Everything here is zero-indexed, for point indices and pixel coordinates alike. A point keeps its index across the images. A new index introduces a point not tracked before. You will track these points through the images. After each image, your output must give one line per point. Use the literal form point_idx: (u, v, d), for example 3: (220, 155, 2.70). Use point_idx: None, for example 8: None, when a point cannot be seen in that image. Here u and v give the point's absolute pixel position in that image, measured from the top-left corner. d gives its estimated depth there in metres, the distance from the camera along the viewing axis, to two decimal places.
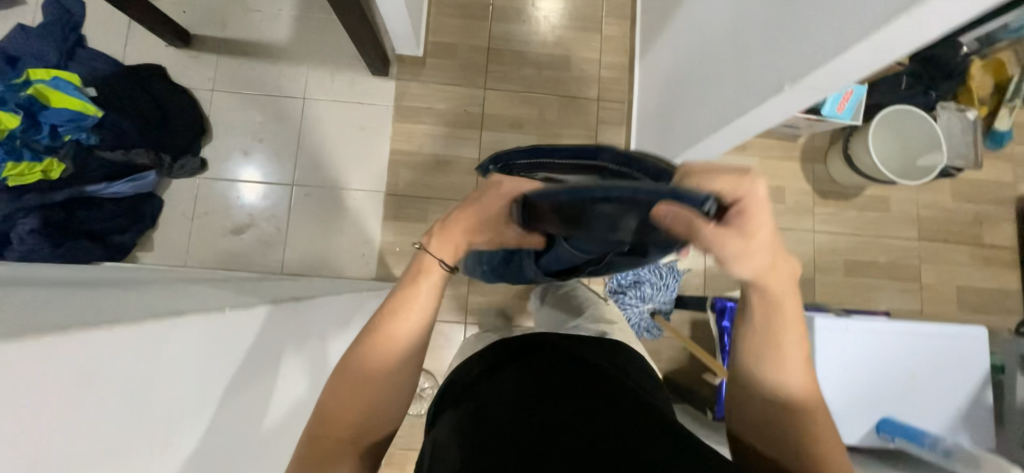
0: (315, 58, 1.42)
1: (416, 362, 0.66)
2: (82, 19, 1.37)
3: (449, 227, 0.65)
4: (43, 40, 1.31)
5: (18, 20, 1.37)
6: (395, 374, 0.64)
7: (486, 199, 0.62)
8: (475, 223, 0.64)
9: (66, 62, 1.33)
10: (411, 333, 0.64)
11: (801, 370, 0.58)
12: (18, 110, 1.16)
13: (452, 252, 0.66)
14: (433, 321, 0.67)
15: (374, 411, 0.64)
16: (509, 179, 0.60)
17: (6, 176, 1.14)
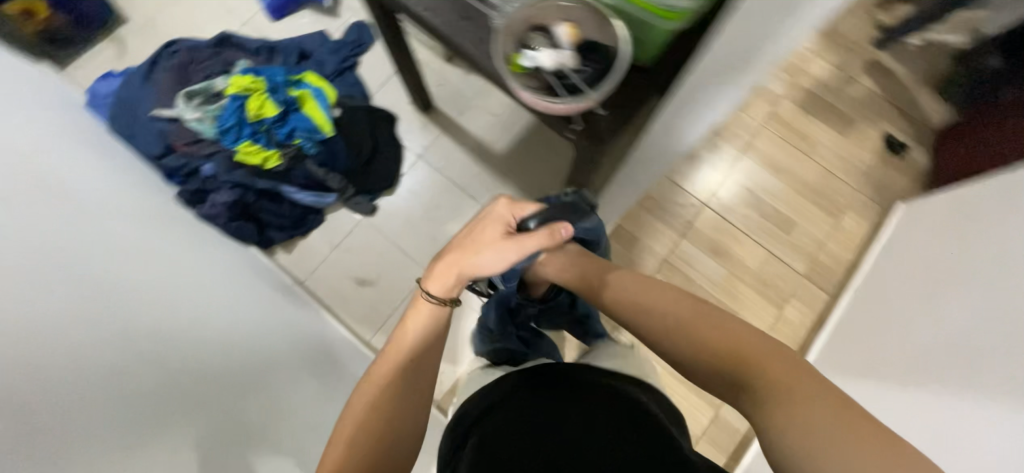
0: (513, 178, 1.49)
1: (423, 370, 0.76)
2: (366, 49, 1.59)
3: (441, 262, 0.81)
4: (331, 54, 1.55)
5: (324, 26, 1.62)
6: (389, 393, 0.72)
7: (481, 227, 0.83)
8: (475, 243, 0.81)
9: (334, 78, 1.53)
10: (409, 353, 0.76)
11: (705, 324, 0.69)
12: (281, 105, 1.35)
13: (448, 275, 0.80)
14: (433, 343, 0.79)
15: (389, 420, 0.71)
16: (500, 208, 0.85)
17: (237, 149, 1.30)
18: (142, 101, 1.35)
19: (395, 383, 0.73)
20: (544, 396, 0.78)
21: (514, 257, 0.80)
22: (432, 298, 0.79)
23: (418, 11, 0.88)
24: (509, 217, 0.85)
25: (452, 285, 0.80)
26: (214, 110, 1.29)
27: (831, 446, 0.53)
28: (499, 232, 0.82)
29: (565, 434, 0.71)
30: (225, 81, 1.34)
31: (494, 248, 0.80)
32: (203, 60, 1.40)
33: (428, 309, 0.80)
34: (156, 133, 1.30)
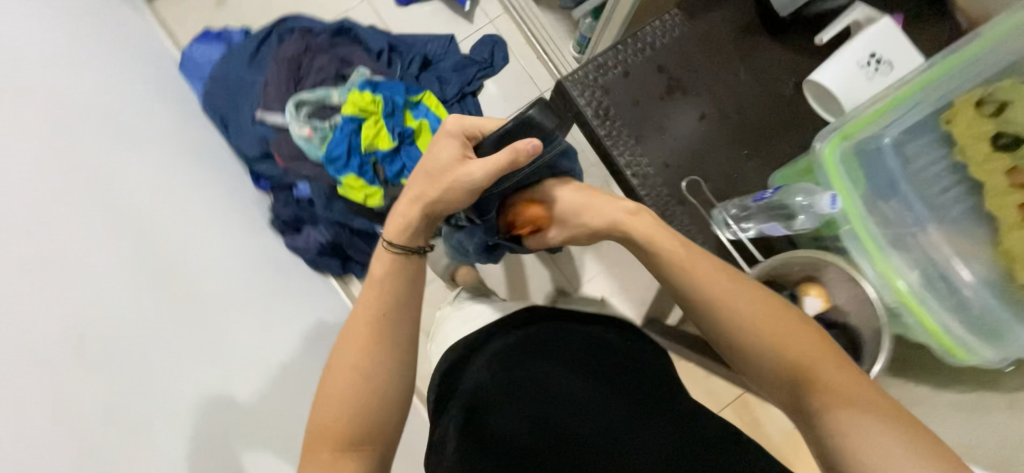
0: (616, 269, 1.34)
1: (399, 313, 0.65)
2: (494, 73, 1.38)
3: (398, 206, 0.72)
4: (456, 71, 1.34)
5: (453, 30, 1.39)
6: (364, 358, 0.61)
7: (429, 153, 0.71)
8: (429, 167, 0.70)
9: (453, 102, 1.33)
10: (376, 307, 0.64)
11: (753, 308, 0.54)
12: (396, 137, 1.19)
13: (404, 216, 0.69)
14: (400, 289, 0.66)
15: (375, 383, 0.61)
16: (448, 124, 0.72)
17: (341, 180, 1.16)
18: (244, 89, 1.20)
19: (378, 326, 0.63)
20: (555, 311, 0.70)
21: (478, 177, 0.66)
22: (394, 246, 0.68)
23: (625, 176, 0.73)
24: (461, 138, 0.71)
25: (412, 224, 0.69)
26: (325, 130, 1.16)
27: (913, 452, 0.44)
28: (454, 153, 0.69)
29: (570, 345, 0.64)
30: (343, 95, 1.18)
31: (455, 171, 0.68)
32: (317, 54, 1.22)
33: (392, 258, 0.69)
34: (257, 137, 1.17)
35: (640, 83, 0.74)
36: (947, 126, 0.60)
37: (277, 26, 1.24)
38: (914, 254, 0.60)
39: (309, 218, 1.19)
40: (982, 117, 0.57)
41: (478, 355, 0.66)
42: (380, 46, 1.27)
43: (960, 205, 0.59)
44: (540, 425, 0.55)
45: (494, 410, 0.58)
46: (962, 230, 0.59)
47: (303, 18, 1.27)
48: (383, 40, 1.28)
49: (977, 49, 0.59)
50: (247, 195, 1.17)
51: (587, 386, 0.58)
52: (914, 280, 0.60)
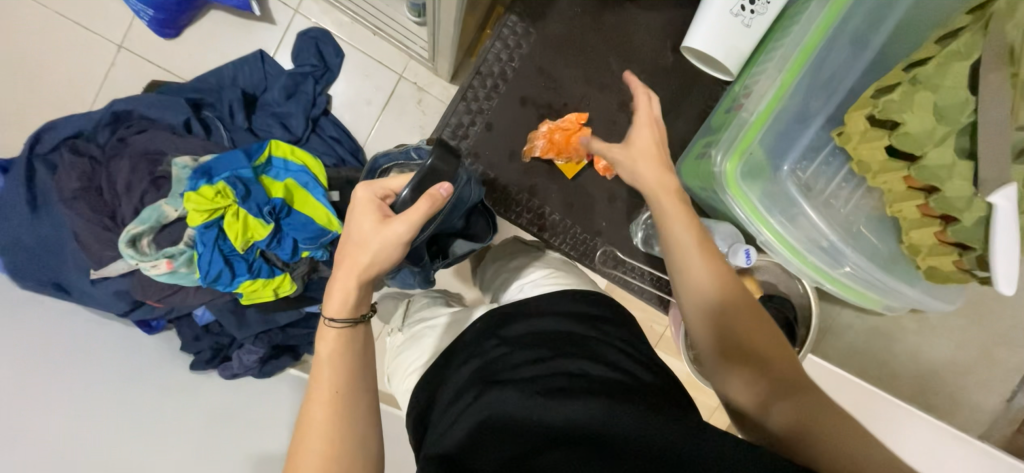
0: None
1: (353, 390, 0.68)
2: (335, 76, 1.13)
3: (331, 284, 0.72)
4: (290, 95, 1.09)
5: (258, 43, 1.09)
6: (330, 434, 0.64)
7: (350, 222, 0.74)
8: (351, 240, 0.72)
9: (308, 135, 1.11)
10: (330, 383, 0.67)
11: (713, 288, 0.62)
12: (266, 216, 1.01)
13: (338, 298, 0.70)
14: (353, 369, 0.70)
15: (342, 450, 0.64)
16: (359, 193, 0.74)
17: (238, 290, 1.01)
18: (55, 245, 0.95)
19: (336, 406, 0.66)
20: (514, 352, 0.70)
21: (403, 232, 0.71)
22: (336, 323, 0.70)
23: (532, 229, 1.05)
24: (377, 201, 0.75)
25: (349, 301, 0.71)
26: (185, 252, 0.95)
27: (799, 413, 0.54)
28: (371, 219, 0.73)
29: (535, 376, 0.64)
30: (178, 203, 0.95)
31: (377, 235, 0.71)
32: (113, 163, 0.94)
33: (337, 334, 0.71)
34: (111, 293, 0.96)
35: (503, 122, 1.00)
36: (840, 136, 0.81)
37: (34, 147, 0.93)
38: (808, 229, 0.81)
39: (230, 341, 1.07)
40: (869, 128, 0.76)
41: (476, 401, 0.64)
42: (183, 113, 0.99)
43: (846, 202, 0.84)
44: (518, 451, 0.56)
45: (474, 458, 0.57)
46: (848, 221, 0.83)
47: (58, 120, 0.95)
48: (181, 103, 0.99)
49: (813, 42, 0.75)
50: (148, 347, 1.03)
51: (557, 400, 0.59)
52: (822, 260, 0.81)
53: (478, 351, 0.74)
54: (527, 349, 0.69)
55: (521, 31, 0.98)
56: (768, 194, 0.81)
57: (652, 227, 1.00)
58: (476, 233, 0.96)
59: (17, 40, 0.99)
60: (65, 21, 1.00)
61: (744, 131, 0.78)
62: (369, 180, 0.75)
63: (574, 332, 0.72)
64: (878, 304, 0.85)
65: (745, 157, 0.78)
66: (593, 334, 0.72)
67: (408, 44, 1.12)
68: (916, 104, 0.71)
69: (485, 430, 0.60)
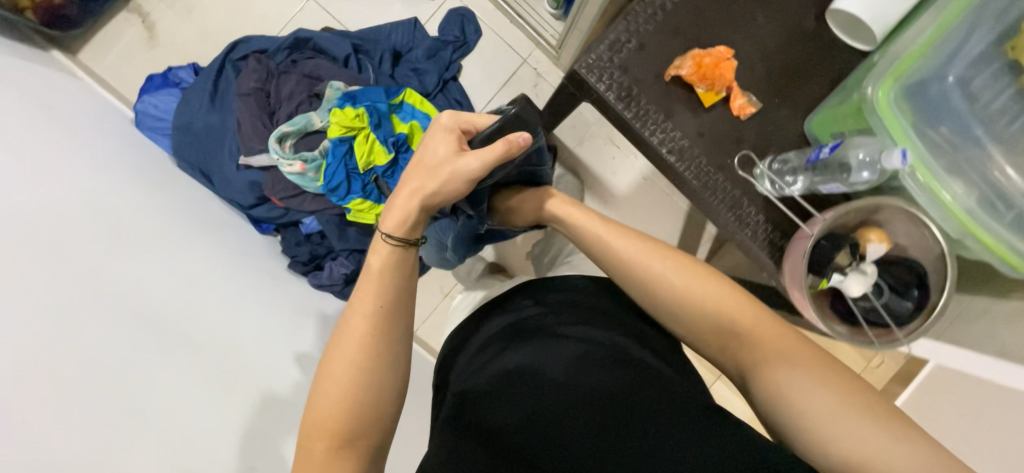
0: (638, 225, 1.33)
1: (395, 309, 0.62)
2: (470, 49, 1.29)
3: (394, 198, 0.68)
4: (430, 57, 1.25)
5: (415, 12, 1.28)
6: (365, 350, 0.60)
7: (427, 141, 0.70)
8: (423, 159, 0.68)
9: (437, 93, 1.24)
10: (373, 298, 0.61)
11: (715, 308, 0.59)
12: (389, 147, 1.11)
13: (394, 214, 0.65)
14: (399, 289, 0.63)
15: (373, 371, 0.60)
16: (443, 118, 0.70)
17: (348, 207, 1.11)
18: (215, 135, 1.10)
19: (375, 324, 0.60)
20: (550, 313, 0.69)
21: (474, 169, 0.65)
22: (390, 238, 0.64)
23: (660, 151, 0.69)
24: (456, 131, 0.70)
25: (405, 219, 0.65)
26: (317, 159, 1.07)
27: (911, 462, 0.46)
28: (449, 145, 0.68)
29: (570, 340, 0.63)
30: (325, 117, 1.09)
31: (450, 164, 0.67)
32: (282, 77, 1.11)
33: (391, 250, 0.65)
34: (246, 183, 1.09)
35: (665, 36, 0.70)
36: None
37: (228, 54, 1.13)
38: (968, 177, 0.55)
39: (326, 252, 1.15)
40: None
41: (503, 348, 0.66)
42: (346, 51, 1.16)
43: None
44: (535, 416, 0.55)
45: (488, 405, 0.58)
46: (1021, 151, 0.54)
47: (250, 38, 1.15)
48: (346, 43, 1.16)
49: None
50: (255, 242, 1.13)
51: (593, 368, 0.59)
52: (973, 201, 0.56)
53: (510, 306, 0.74)
54: (558, 312, 0.68)
55: None
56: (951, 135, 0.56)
57: (794, 180, 0.68)
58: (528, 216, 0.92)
59: None
60: None
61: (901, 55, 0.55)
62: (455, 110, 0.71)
63: (615, 309, 0.70)
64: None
65: (898, 87, 0.56)
66: (629, 313, 0.69)
67: (539, 32, 1.26)
68: None
69: (503, 378, 0.60)
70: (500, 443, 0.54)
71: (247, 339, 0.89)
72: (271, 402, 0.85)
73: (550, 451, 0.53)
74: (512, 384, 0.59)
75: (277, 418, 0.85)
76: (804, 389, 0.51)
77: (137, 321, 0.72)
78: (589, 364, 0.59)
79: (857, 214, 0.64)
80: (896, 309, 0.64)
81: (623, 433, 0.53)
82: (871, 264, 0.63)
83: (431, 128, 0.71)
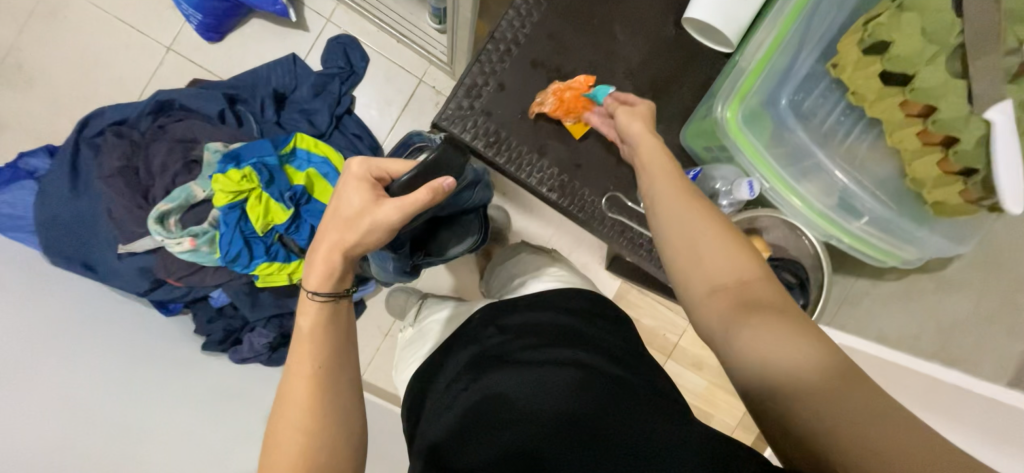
0: (565, 227, 1.32)
1: (336, 364, 0.57)
2: (359, 78, 1.21)
3: (313, 254, 0.59)
4: (317, 94, 1.16)
5: (291, 48, 1.18)
6: (311, 417, 0.53)
7: (341, 192, 0.61)
8: (338, 216, 0.59)
9: (332, 132, 1.17)
10: (308, 360, 0.55)
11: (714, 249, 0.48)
12: (286, 202, 1.04)
13: (319, 278, 0.58)
14: (337, 341, 0.57)
15: (323, 441, 0.53)
16: (356, 165, 0.61)
17: (254, 273, 1.04)
18: (88, 224, 1.00)
19: (316, 386, 0.54)
20: (511, 340, 0.67)
21: (395, 221, 0.58)
22: (318, 296, 0.58)
23: (541, 193, 0.68)
24: (371, 180, 0.61)
25: (331, 280, 0.58)
26: (208, 231, 1.00)
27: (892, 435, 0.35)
28: (365, 196, 0.59)
29: (532, 364, 0.60)
30: (207, 184, 1.01)
31: (368, 217, 0.58)
32: (151, 147, 1.02)
33: (320, 308, 0.58)
34: (135, 270, 1.00)
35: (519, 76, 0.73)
36: (835, 69, 0.62)
37: (82, 131, 1.01)
38: (822, 183, 0.65)
39: (242, 325, 1.09)
40: (862, 56, 0.59)
41: (471, 382, 0.62)
42: (219, 105, 1.07)
43: (861, 145, 0.64)
44: (507, 452, 0.51)
45: (463, 452, 0.54)
46: (858, 160, 0.63)
47: (106, 109, 1.04)
48: (218, 96, 1.07)
49: None
50: (162, 327, 1.05)
51: (552, 389, 0.56)
52: (824, 203, 0.65)
53: (474, 339, 0.71)
54: (520, 338, 0.66)
55: None
56: (784, 153, 0.65)
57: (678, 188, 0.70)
58: (470, 233, 0.92)
59: (78, 41, 1.10)
60: (121, 25, 1.11)
61: (743, 78, 0.62)
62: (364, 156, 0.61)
63: (570, 326, 0.68)
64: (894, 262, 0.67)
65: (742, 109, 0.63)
66: (587, 326, 0.69)
67: (428, 49, 1.19)
68: (904, 27, 0.56)
69: (474, 418, 0.57)
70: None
71: (160, 442, 0.82)
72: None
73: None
74: (488, 422, 0.55)
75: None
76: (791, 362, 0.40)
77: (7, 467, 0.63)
78: (556, 385, 0.56)
79: (739, 226, 0.71)
80: None
81: (592, 453, 0.49)
82: None
83: (343, 176, 0.62)
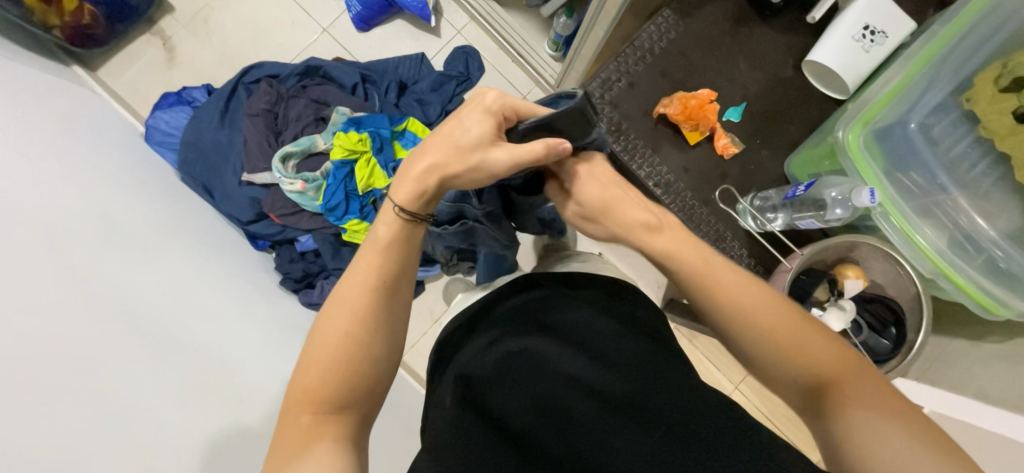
0: (628, 258, 1.34)
1: (398, 286, 0.56)
2: (472, 85, 1.35)
3: (412, 166, 0.57)
4: (433, 90, 1.30)
5: (422, 48, 1.35)
6: (366, 325, 0.53)
7: (462, 115, 0.58)
8: (456, 142, 0.56)
9: (438, 123, 1.29)
10: (370, 271, 0.54)
11: (763, 315, 0.52)
12: (391, 172, 1.15)
13: (409, 192, 0.56)
14: (399, 264, 0.56)
15: (381, 354, 0.53)
16: (490, 101, 0.58)
17: (344, 227, 1.13)
18: (221, 153, 1.14)
19: (376, 294, 0.54)
20: (552, 299, 0.69)
21: (505, 163, 0.56)
22: (404, 213, 0.56)
23: (649, 184, 0.87)
24: (500, 121, 0.59)
25: (422, 200, 0.57)
26: (318, 179, 1.10)
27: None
28: (489, 131, 0.57)
29: (573, 326, 0.64)
30: (328, 139, 1.14)
31: (482, 153, 0.56)
32: (292, 100, 1.17)
33: (400, 224, 0.56)
34: (247, 199, 1.12)
35: (643, 87, 0.88)
36: (968, 102, 0.75)
37: (242, 77, 1.19)
38: (939, 219, 0.75)
39: (319, 270, 1.16)
40: (998, 92, 0.71)
41: (509, 330, 0.65)
42: (354, 79, 1.22)
43: (983, 183, 0.75)
44: (541, 398, 0.56)
45: (495, 386, 0.58)
46: (981, 202, 0.75)
47: (264, 64, 1.21)
48: (355, 72, 1.23)
49: (939, 44, 0.73)
50: (250, 258, 1.14)
51: (585, 353, 0.60)
52: (942, 244, 0.73)
53: (516, 289, 0.73)
54: (550, 295, 0.70)
55: None
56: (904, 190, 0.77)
57: (790, 204, 0.82)
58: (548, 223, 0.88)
59: (256, 10, 1.31)
60: (293, 4, 1.32)
61: (868, 106, 0.75)
62: (501, 95, 0.58)
63: (607, 295, 0.70)
64: (1008, 315, 0.69)
65: (870, 127, 0.75)
66: (634, 301, 0.71)
67: (539, 71, 1.32)
68: None
69: (509, 359, 0.60)
70: (504, 426, 0.54)
71: (230, 348, 0.87)
72: (240, 414, 0.79)
73: (557, 432, 0.53)
74: (516, 363, 0.59)
75: (251, 429, 0.79)
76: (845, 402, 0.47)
77: (117, 324, 0.69)
78: (587, 346, 0.61)
79: (839, 247, 0.78)
80: (875, 345, 0.76)
81: (622, 414, 0.54)
82: (845, 296, 0.77)
83: (469, 105, 0.58)
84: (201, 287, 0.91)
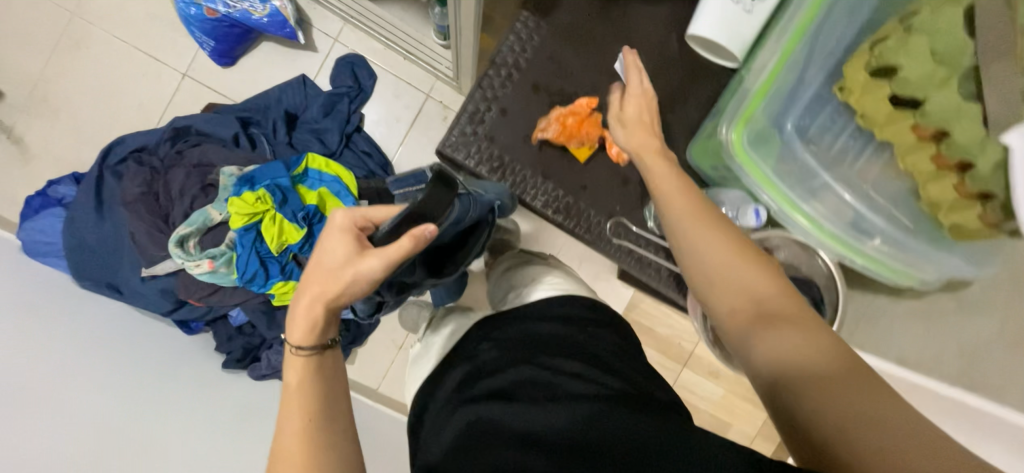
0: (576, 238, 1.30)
1: (329, 417, 0.55)
2: (367, 98, 1.22)
3: (297, 307, 0.59)
4: (326, 115, 1.18)
5: (301, 69, 1.20)
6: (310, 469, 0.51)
7: (322, 245, 0.60)
8: (325, 268, 0.58)
9: (341, 150, 1.18)
10: (293, 419, 0.53)
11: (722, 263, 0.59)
12: (302, 222, 1.05)
13: (305, 332, 0.57)
14: (321, 394, 0.56)
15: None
16: (341, 223, 0.60)
17: (270, 292, 1.06)
18: (113, 249, 1.05)
19: (308, 437, 0.52)
20: (502, 357, 0.66)
21: (378, 269, 0.57)
22: (307, 349, 0.57)
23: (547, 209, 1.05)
24: (357, 237, 0.60)
25: (318, 330, 0.58)
26: (225, 253, 1.02)
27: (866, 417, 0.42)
28: (348, 249, 0.58)
29: (525, 382, 0.61)
30: (222, 207, 1.03)
31: (348, 273, 0.57)
32: (169, 172, 1.06)
33: (306, 362, 0.58)
34: (157, 292, 1.04)
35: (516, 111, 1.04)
36: (841, 91, 0.83)
37: (104, 160, 1.08)
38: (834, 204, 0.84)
39: (261, 342, 1.14)
40: (867, 80, 0.79)
41: (464, 401, 0.62)
42: (233, 129, 1.10)
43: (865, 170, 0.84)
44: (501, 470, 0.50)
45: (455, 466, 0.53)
46: (863, 180, 0.83)
47: (126, 138, 1.10)
48: (231, 120, 1.10)
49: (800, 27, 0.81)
50: (185, 346, 1.09)
51: (539, 407, 0.56)
52: (836, 225, 0.85)
53: (469, 355, 0.71)
54: (508, 347, 0.68)
55: (532, 25, 1.02)
56: (785, 169, 0.85)
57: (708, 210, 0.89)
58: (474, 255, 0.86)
59: (99, 71, 1.14)
60: (139, 55, 1.15)
61: (745, 103, 0.83)
62: (344, 215, 0.60)
63: (562, 335, 0.69)
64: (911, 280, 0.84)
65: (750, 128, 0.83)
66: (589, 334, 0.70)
67: (434, 65, 1.19)
68: (911, 51, 0.74)
69: (466, 436, 0.56)
70: None
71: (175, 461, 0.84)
72: None
73: None
74: (475, 433, 0.56)
75: None
76: (782, 340, 0.49)
77: None
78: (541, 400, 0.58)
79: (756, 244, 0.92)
80: None
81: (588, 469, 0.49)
82: None
83: (323, 235, 0.60)
84: (137, 396, 0.86)
